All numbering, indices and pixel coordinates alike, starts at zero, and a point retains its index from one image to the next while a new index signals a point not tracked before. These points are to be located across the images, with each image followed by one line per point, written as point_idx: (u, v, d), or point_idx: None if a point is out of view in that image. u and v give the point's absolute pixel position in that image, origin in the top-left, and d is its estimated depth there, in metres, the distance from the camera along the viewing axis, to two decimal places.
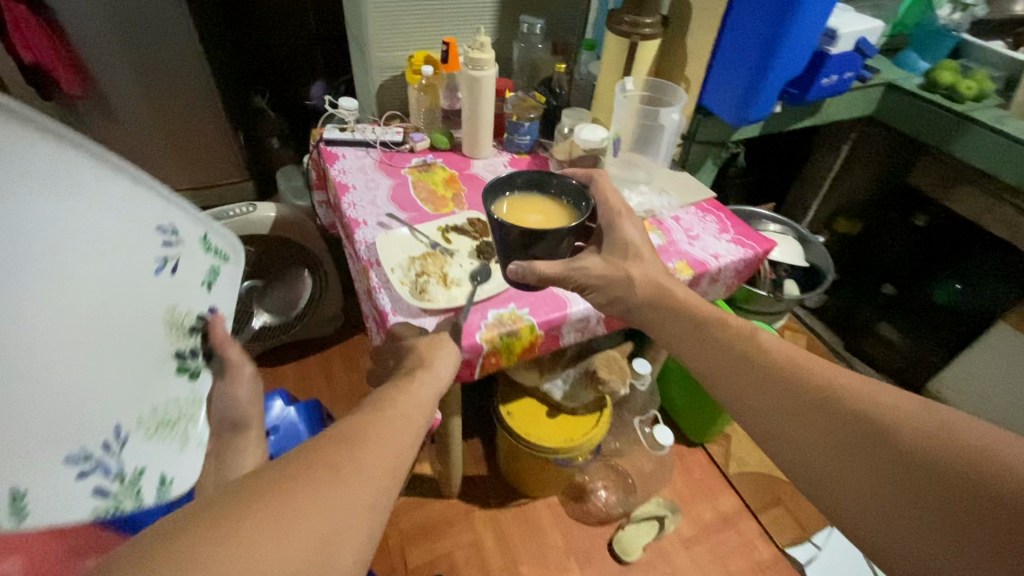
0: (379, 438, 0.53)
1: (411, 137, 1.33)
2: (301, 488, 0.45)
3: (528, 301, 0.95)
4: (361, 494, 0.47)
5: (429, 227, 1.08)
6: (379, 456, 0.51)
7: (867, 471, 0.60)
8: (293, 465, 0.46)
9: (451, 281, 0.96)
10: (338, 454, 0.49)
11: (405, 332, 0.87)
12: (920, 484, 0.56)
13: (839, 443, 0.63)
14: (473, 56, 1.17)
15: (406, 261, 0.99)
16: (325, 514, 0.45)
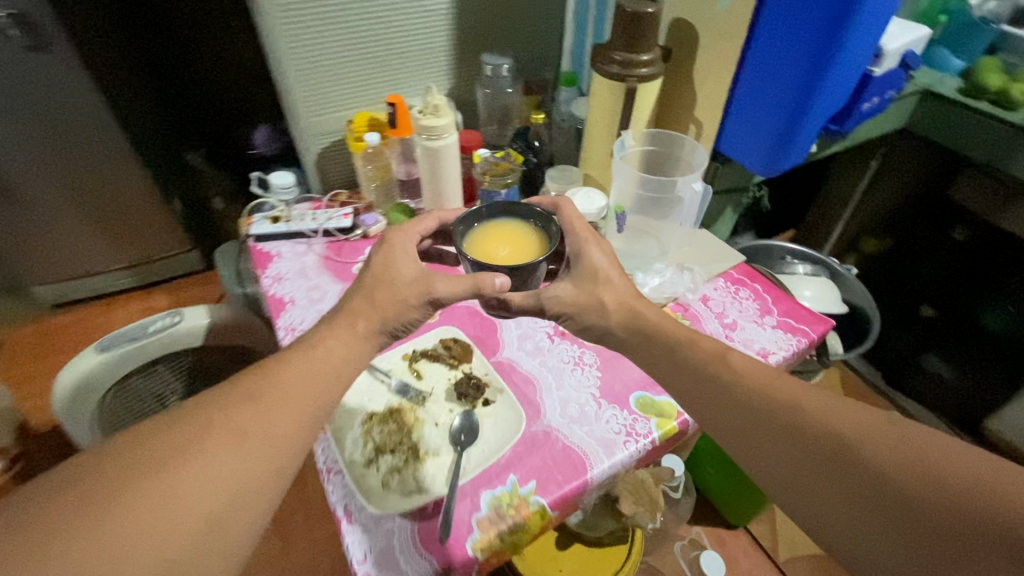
0: (279, 432, 0.54)
1: (363, 220, 1.08)
2: (193, 465, 0.49)
3: (535, 468, 0.69)
4: (252, 469, 0.52)
5: (393, 359, 0.82)
6: (278, 434, 0.54)
7: (819, 473, 0.51)
8: (163, 453, 0.49)
9: (427, 450, 0.70)
10: (236, 429, 0.53)
11: (366, 553, 0.61)
12: (876, 496, 0.47)
13: (791, 445, 0.53)
14: (427, 124, 0.91)
15: (363, 422, 0.73)
16: (207, 491, 0.49)
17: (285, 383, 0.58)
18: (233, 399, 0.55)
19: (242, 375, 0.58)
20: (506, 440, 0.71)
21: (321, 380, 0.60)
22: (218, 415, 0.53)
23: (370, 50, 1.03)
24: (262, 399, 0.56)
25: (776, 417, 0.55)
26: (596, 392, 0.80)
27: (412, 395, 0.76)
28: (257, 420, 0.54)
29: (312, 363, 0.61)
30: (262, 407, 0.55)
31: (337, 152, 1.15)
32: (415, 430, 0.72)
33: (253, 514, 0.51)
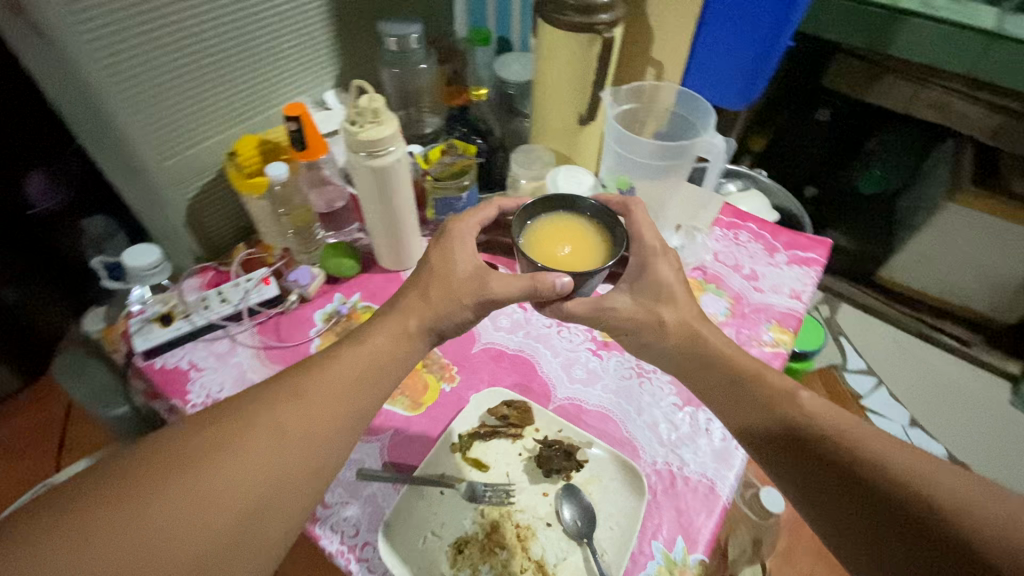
0: (323, 423, 0.52)
1: (294, 279, 0.79)
2: (240, 453, 0.47)
3: (674, 523, 0.59)
4: (292, 460, 0.49)
5: (442, 460, 0.63)
6: (321, 420, 0.52)
7: (847, 498, 0.47)
8: (213, 437, 0.48)
9: (552, 564, 0.55)
10: (285, 416, 0.51)
11: None
12: (901, 537, 0.43)
13: (824, 467, 0.49)
14: (365, 139, 0.65)
15: (456, 564, 0.55)
16: (250, 484, 0.46)
17: (333, 381, 0.54)
18: (286, 388, 0.53)
19: (290, 378, 0.54)
20: (631, 507, 0.59)
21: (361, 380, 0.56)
22: (273, 402, 0.51)
23: (224, 47, 0.72)
24: (307, 390, 0.53)
25: (825, 446, 0.50)
26: (676, 401, 0.70)
27: (495, 500, 0.59)
28: (306, 416, 0.51)
29: (362, 357, 0.57)
30: (309, 397, 0.52)
31: (213, 198, 0.82)
32: (527, 545, 0.57)
33: (292, 507, 0.48)
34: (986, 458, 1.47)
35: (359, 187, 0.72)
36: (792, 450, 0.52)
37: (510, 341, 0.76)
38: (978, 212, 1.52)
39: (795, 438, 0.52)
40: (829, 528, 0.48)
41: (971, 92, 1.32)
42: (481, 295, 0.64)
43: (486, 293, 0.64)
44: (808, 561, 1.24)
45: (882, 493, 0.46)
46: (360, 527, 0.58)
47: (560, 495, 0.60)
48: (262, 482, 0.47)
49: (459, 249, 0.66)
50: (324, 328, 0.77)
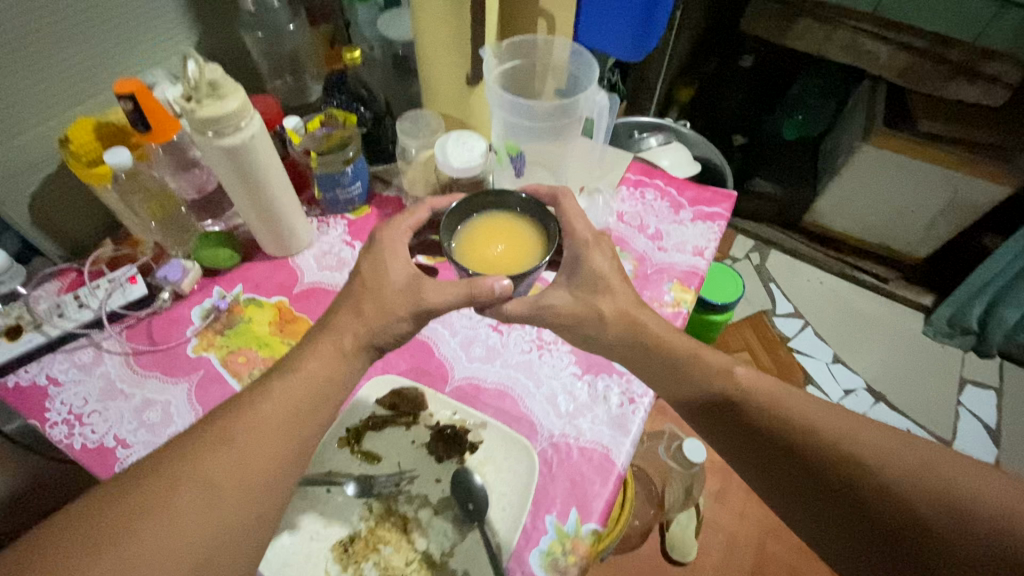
0: (254, 475, 0.49)
1: (163, 276, 0.72)
2: (169, 519, 0.45)
3: (569, 496, 0.58)
4: (224, 518, 0.47)
5: (328, 456, 0.60)
6: (255, 469, 0.49)
7: (796, 471, 0.51)
8: (143, 500, 0.45)
9: (444, 554, 0.54)
10: (218, 470, 0.48)
11: None
12: (843, 503, 0.48)
13: (771, 443, 0.53)
14: (207, 116, 0.58)
15: (341, 563, 0.53)
16: (182, 552, 0.44)
17: (263, 427, 0.52)
18: (217, 437, 0.50)
19: (204, 431, 0.50)
20: (524, 484, 0.58)
21: (278, 417, 0.53)
22: (203, 453, 0.49)
23: (41, 12, 0.62)
24: (240, 438, 0.50)
25: (770, 425, 0.53)
26: (575, 371, 0.69)
27: (383, 493, 0.57)
28: (238, 467, 0.49)
29: (287, 397, 0.54)
30: (241, 445, 0.50)
31: (58, 193, 0.72)
32: (415, 535, 0.55)
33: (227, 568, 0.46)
34: (900, 385, 1.56)
35: (216, 172, 0.65)
36: (742, 429, 0.55)
37: None
38: (890, 154, 1.49)
39: (743, 419, 0.55)
40: (781, 499, 0.52)
41: (880, 31, 1.32)
42: (418, 307, 0.63)
43: (423, 305, 0.63)
44: (739, 500, 1.30)
45: (824, 462, 0.50)
46: None
47: (452, 480, 0.58)
48: (202, 538, 0.45)
49: (392, 259, 0.65)
50: (202, 326, 0.71)
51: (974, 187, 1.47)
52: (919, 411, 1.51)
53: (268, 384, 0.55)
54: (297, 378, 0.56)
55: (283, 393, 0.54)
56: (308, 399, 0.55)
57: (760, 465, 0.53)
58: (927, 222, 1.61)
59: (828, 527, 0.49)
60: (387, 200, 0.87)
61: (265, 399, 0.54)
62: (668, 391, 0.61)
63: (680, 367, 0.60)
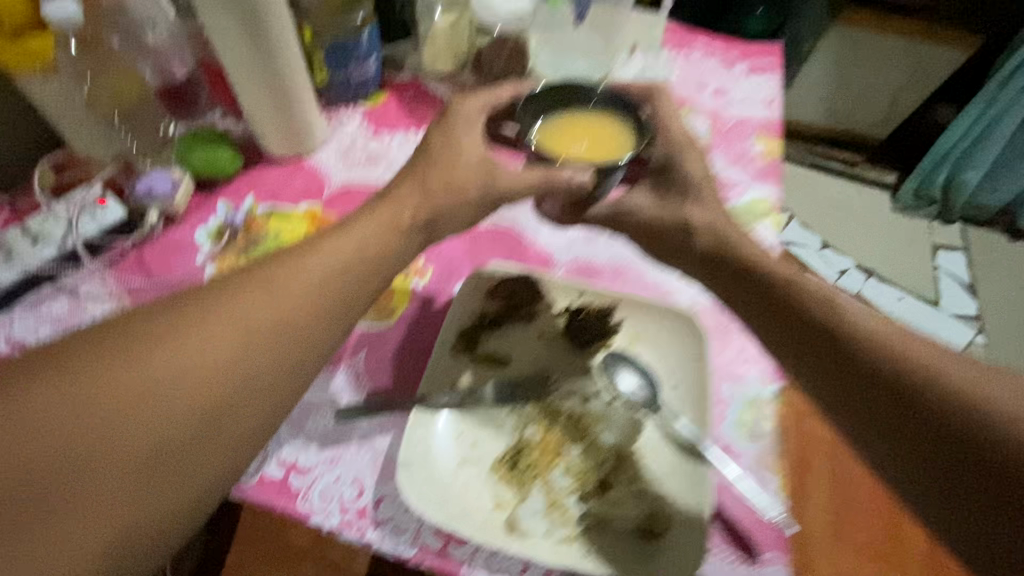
0: (279, 337, 0.35)
1: (146, 190, 0.53)
2: (158, 363, 0.31)
3: (740, 358, 0.50)
4: (216, 385, 0.32)
5: (443, 369, 0.46)
6: (279, 328, 0.36)
7: (883, 383, 0.34)
8: (166, 320, 0.33)
9: (633, 446, 0.43)
10: (236, 316, 0.35)
11: None
12: (947, 447, 0.31)
13: (853, 344, 0.36)
14: None
15: (514, 482, 0.41)
16: (160, 415, 0.30)
17: (305, 283, 0.38)
18: (245, 282, 0.37)
19: (233, 281, 0.37)
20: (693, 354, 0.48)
21: (345, 291, 0.39)
22: (225, 295, 0.36)
23: None
24: (275, 287, 0.37)
25: (860, 327, 0.37)
26: None
27: (533, 394, 0.45)
28: (267, 320, 0.35)
29: (344, 255, 0.41)
30: (273, 297, 0.37)
31: None
32: (592, 433, 0.44)
33: (200, 465, 0.31)
34: (886, 259, 1.60)
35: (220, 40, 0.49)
36: (811, 323, 0.39)
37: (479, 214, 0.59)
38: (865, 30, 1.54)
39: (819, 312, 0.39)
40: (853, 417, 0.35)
41: None
42: (493, 192, 0.47)
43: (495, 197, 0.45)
44: None
45: (941, 402, 0.32)
46: (362, 479, 0.42)
47: (609, 365, 0.47)
48: (217, 383, 0.32)
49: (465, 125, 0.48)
50: (218, 249, 0.54)
51: (932, 59, 1.54)
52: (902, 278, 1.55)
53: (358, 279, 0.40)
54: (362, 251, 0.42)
55: (355, 270, 0.41)
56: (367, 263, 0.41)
57: (848, 395, 0.35)
58: (890, 101, 1.67)
59: (912, 476, 0.32)
60: (404, 85, 0.70)
61: (327, 271, 0.39)
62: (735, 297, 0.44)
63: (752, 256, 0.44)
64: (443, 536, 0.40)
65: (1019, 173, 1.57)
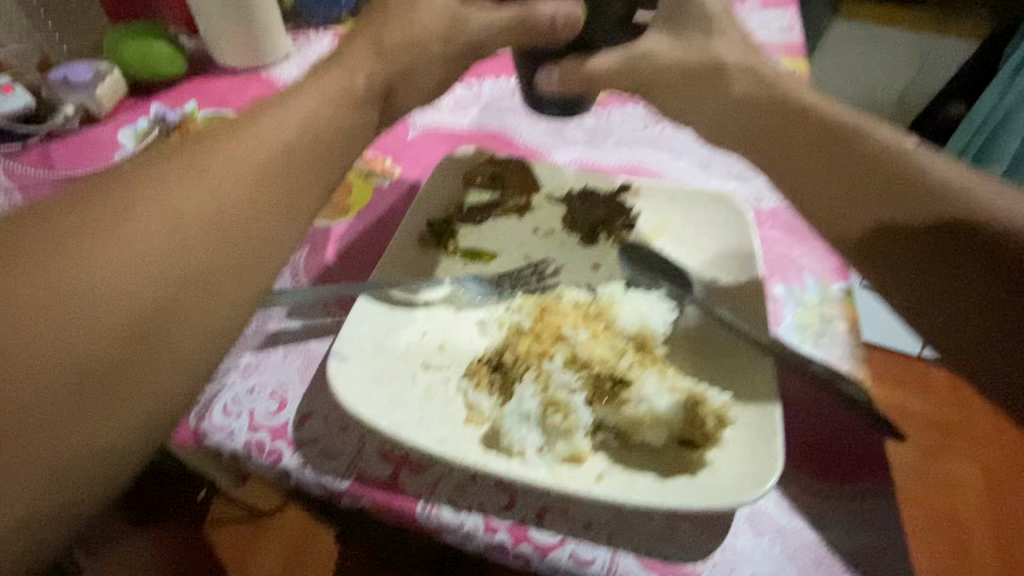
0: (234, 230, 0.24)
1: (61, 79, 0.45)
2: (59, 270, 0.20)
3: (790, 259, 0.39)
4: (150, 295, 0.21)
5: (406, 262, 0.36)
6: (232, 217, 0.24)
7: (915, 216, 0.30)
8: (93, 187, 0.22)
9: (658, 341, 0.31)
10: (163, 201, 0.23)
11: None
12: (992, 278, 0.27)
13: (884, 173, 0.31)
14: None
15: (490, 386, 0.29)
16: (99, 316, 0.20)
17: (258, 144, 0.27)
18: (167, 159, 0.24)
19: (144, 160, 0.24)
20: (730, 246, 0.37)
21: (307, 171, 0.27)
22: (136, 177, 0.23)
23: None
24: (213, 163, 0.24)
25: (897, 156, 0.31)
26: None
27: (522, 288, 0.34)
28: (211, 209, 0.23)
29: (301, 125, 0.28)
30: (212, 175, 0.24)
31: None
32: (601, 327, 0.32)
33: (152, 398, 0.21)
34: None
35: None
36: (834, 153, 0.33)
37: (460, 119, 0.49)
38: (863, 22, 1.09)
39: (846, 140, 0.32)
40: (875, 250, 0.31)
41: None
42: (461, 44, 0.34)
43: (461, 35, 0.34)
44: None
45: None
46: (285, 391, 0.30)
47: (622, 255, 0.36)
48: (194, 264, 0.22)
49: None
50: (142, 147, 0.44)
51: None
52: None
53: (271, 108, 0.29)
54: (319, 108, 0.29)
55: (315, 142, 0.28)
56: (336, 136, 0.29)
57: (929, 265, 0.29)
58: None
59: (943, 312, 0.29)
60: None
61: (280, 144, 0.27)
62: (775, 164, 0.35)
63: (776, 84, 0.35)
64: (393, 462, 0.27)
65: None
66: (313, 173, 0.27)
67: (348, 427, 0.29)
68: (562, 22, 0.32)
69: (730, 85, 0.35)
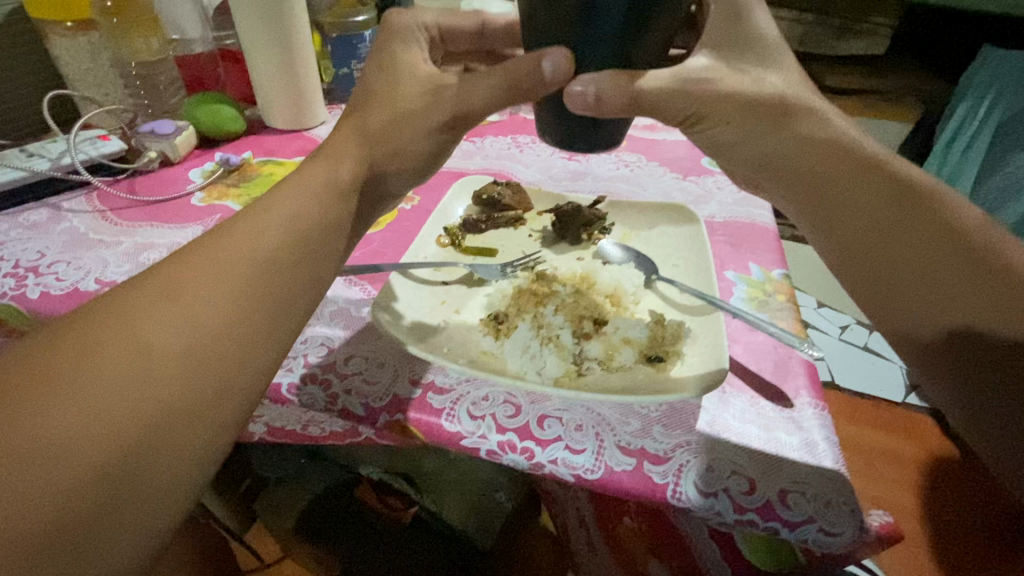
0: (204, 350, 0.26)
1: (149, 131, 0.56)
2: (28, 425, 0.21)
3: (737, 254, 0.47)
4: (129, 422, 0.23)
5: (427, 255, 0.45)
6: (199, 340, 0.26)
7: (962, 303, 0.28)
8: (162, 274, 0.28)
9: (630, 299, 0.40)
10: (127, 345, 0.24)
11: (700, 477, 0.29)
12: None
13: (943, 246, 0.30)
14: None
15: (499, 334, 0.37)
16: (90, 450, 0.22)
17: (278, 234, 0.30)
18: (139, 297, 0.26)
19: (115, 296, 0.27)
20: (689, 242, 0.46)
21: (291, 276, 0.30)
22: (103, 319, 0.25)
23: None
24: (183, 295, 0.27)
25: (944, 218, 0.31)
26: (676, 176, 0.59)
27: (522, 269, 0.43)
28: (179, 339, 0.25)
29: (279, 231, 0.30)
30: (185, 306, 0.26)
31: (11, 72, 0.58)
32: (585, 293, 0.40)
33: (142, 515, 0.23)
34: None
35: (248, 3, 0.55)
36: (898, 211, 0.31)
37: (470, 164, 0.60)
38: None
39: (915, 202, 0.31)
40: (905, 319, 0.30)
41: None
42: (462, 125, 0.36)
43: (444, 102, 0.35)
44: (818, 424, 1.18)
45: None
46: (331, 343, 0.37)
47: (599, 248, 0.45)
48: (196, 370, 0.25)
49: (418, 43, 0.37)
50: (207, 181, 0.54)
51: None
52: None
53: (323, 146, 0.36)
54: (324, 170, 0.34)
55: (291, 244, 0.30)
56: (314, 232, 0.31)
57: (981, 356, 0.28)
58: None
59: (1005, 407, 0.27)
60: None
61: (258, 253, 0.29)
62: (824, 212, 0.33)
63: (847, 135, 0.34)
64: (423, 386, 0.34)
65: None
66: (319, 238, 0.32)
67: (384, 364, 0.35)
68: (550, 72, 0.32)
69: (792, 125, 0.33)
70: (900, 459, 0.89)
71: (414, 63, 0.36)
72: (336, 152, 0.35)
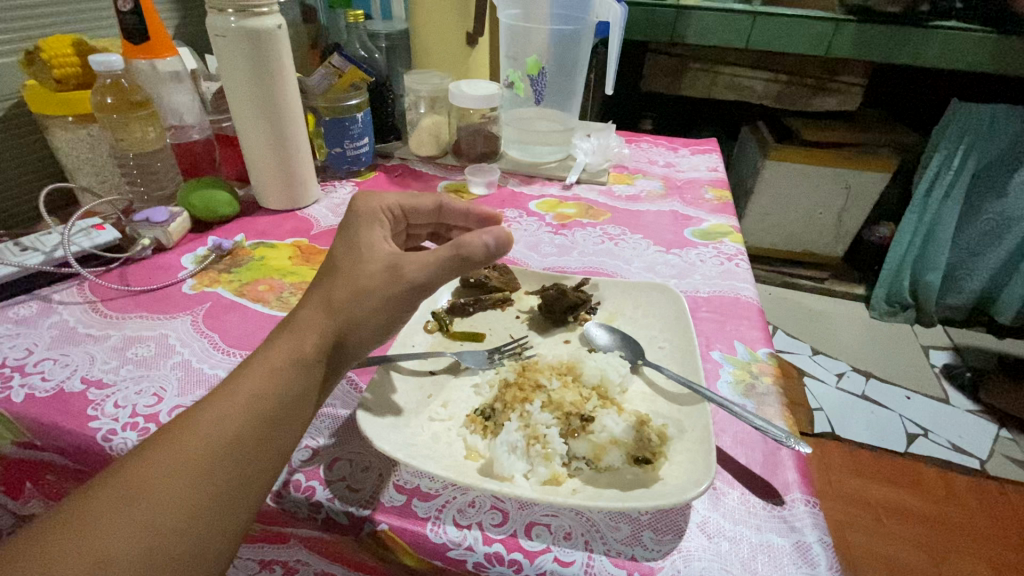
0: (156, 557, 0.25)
1: (143, 220, 0.57)
2: None
3: (721, 332, 0.48)
4: None
5: (417, 341, 0.45)
6: (158, 539, 0.26)
7: None
8: (128, 467, 0.27)
9: (617, 389, 0.40)
10: (86, 557, 0.24)
11: None
12: None
13: None
14: (252, 22, 0.53)
15: (486, 432, 0.37)
16: None
17: (250, 407, 0.30)
18: (102, 504, 0.26)
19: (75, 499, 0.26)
20: (673, 324, 0.46)
21: (253, 454, 0.29)
22: (63, 534, 0.25)
23: None
24: (142, 496, 0.26)
25: None
26: (659, 249, 0.60)
27: (509, 357, 0.43)
28: (137, 546, 0.25)
29: (241, 414, 0.30)
30: (146, 508, 0.26)
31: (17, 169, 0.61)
32: (572, 385, 0.40)
33: None
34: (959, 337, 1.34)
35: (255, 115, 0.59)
36: None
37: None
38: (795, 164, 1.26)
39: None
40: None
41: (754, 68, 1.27)
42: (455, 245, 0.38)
43: (403, 278, 0.37)
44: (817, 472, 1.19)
45: None
46: (317, 443, 0.37)
47: (586, 332, 0.46)
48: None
49: None
50: (200, 267, 0.55)
51: None
52: (904, 378, 1.18)
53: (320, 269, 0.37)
54: (289, 344, 0.33)
55: (258, 421, 0.30)
56: (280, 410, 0.31)
57: None
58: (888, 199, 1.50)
59: None
60: (393, 167, 0.78)
61: (224, 433, 0.29)
62: None
63: None
64: (407, 492, 0.34)
65: (982, 269, 1.30)
66: (286, 408, 0.31)
67: (370, 468, 0.35)
68: (493, 244, 0.38)
69: None
70: (899, 514, 0.91)
71: (374, 242, 0.39)
72: (304, 322, 0.34)
